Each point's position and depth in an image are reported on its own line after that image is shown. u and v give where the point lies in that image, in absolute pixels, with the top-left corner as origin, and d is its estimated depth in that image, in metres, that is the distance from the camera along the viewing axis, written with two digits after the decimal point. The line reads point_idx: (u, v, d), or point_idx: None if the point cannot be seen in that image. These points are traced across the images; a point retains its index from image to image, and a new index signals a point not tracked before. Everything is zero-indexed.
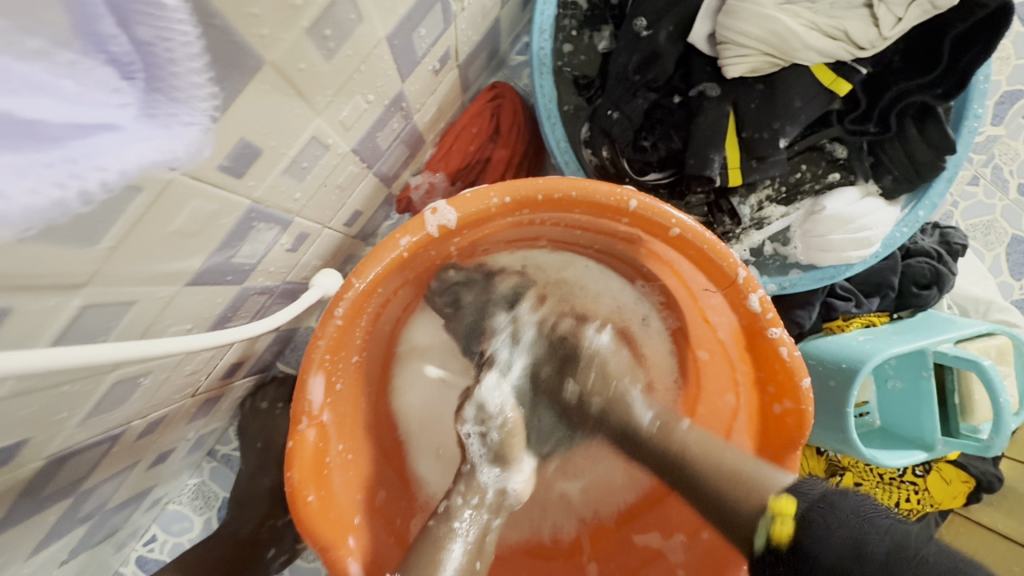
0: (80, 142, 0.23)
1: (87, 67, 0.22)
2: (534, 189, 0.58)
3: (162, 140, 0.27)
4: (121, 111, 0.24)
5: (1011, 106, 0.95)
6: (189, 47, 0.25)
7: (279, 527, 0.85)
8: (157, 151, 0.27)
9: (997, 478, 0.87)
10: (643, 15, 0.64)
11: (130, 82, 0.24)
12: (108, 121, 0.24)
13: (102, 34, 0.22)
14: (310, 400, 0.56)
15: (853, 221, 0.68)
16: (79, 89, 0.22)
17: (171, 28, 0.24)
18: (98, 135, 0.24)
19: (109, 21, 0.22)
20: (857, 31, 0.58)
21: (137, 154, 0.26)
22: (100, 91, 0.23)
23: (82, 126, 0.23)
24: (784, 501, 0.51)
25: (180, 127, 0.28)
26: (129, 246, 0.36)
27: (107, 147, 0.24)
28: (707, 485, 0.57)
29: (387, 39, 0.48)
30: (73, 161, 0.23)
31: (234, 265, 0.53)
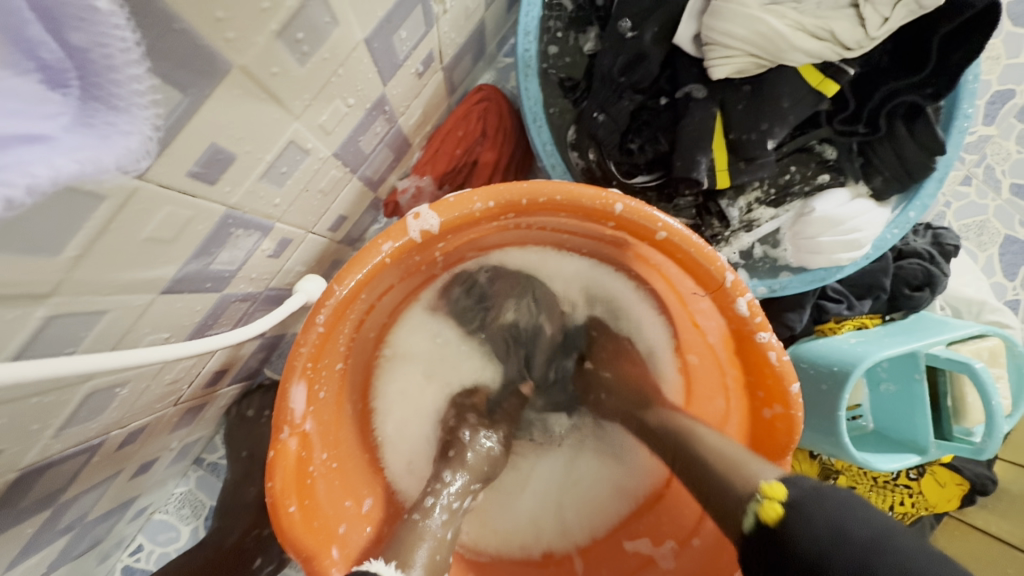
0: (3, 155, 0.21)
1: (9, 75, 0.20)
2: (519, 193, 0.57)
3: (97, 152, 0.25)
4: (51, 121, 0.22)
5: (1002, 106, 0.94)
6: (128, 53, 0.24)
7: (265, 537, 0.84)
8: (90, 165, 0.25)
9: (991, 481, 0.86)
10: (627, 15, 0.63)
11: (62, 91, 0.22)
12: (36, 132, 0.22)
13: (32, 40, 0.20)
14: (292, 409, 0.55)
15: (842, 222, 0.68)
16: (5, 99, 0.20)
17: (107, 33, 0.23)
18: (23, 147, 0.21)
19: (38, 26, 0.20)
20: (844, 32, 0.57)
21: (66, 168, 0.24)
22: (26, 101, 0.21)
23: (7, 138, 0.21)
24: (773, 485, 0.49)
25: (117, 137, 0.26)
26: (95, 255, 0.35)
27: (34, 160, 0.22)
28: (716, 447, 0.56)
29: (366, 42, 0.47)
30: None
31: (213, 272, 0.52)
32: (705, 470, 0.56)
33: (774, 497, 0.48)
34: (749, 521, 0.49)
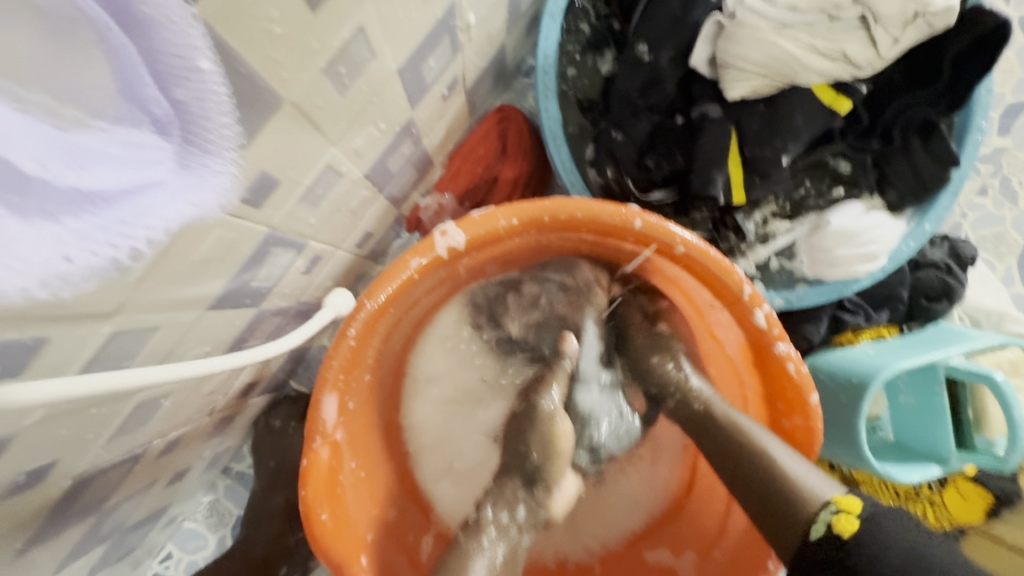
0: (129, 203, 0.23)
1: (129, 130, 0.22)
2: (541, 211, 0.60)
3: (197, 192, 0.27)
4: (162, 166, 0.24)
5: (1017, 118, 0.95)
6: (219, 104, 0.27)
7: (291, 545, 0.85)
8: (193, 205, 0.27)
9: (1019, 496, 0.84)
10: (644, 39, 0.66)
11: (169, 139, 0.24)
12: (154, 179, 0.24)
13: (147, 96, 0.22)
14: (324, 419, 0.57)
15: (858, 236, 0.69)
16: (126, 152, 0.22)
17: (204, 88, 0.25)
18: (143, 194, 0.24)
19: (152, 84, 0.22)
20: (856, 52, 0.58)
21: (178, 209, 0.26)
22: (142, 151, 0.23)
23: (132, 187, 0.23)
24: (849, 500, 0.48)
25: (211, 177, 0.28)
26: (155, 276, 0.38)
27: (154, 205, 0.24)
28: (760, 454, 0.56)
29: (398, 72, 0.50)
30: (122, 221, 0.23)
31: (252, 289, 0.54)
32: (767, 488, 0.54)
33: (851, 511, 0.47)
34: (820, 531, 0.48)
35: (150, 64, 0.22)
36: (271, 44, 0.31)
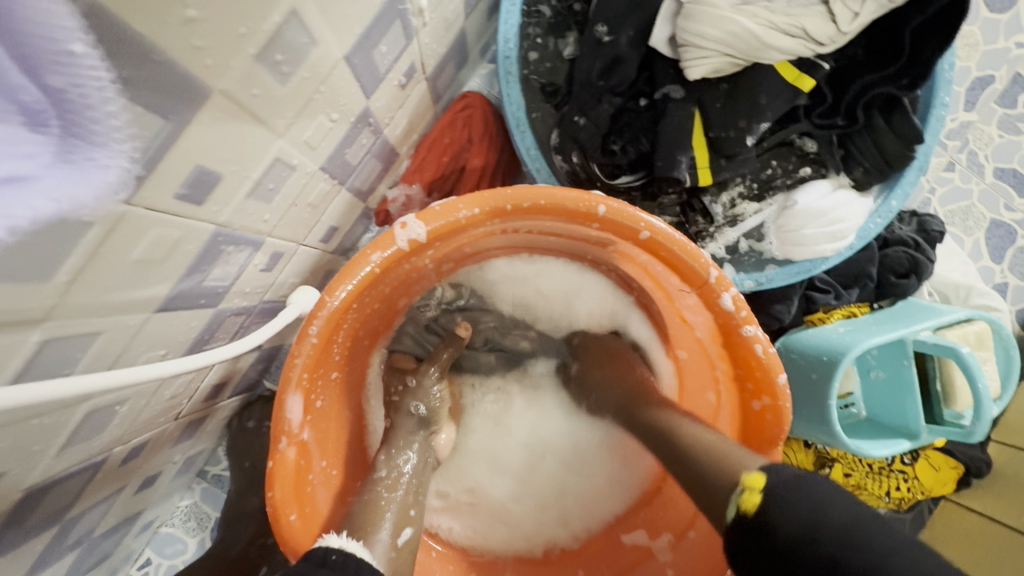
0: None
1: None
2: (503, 199, 0.59)
3: (71, 184, 0.26)
4: (30, 160, 0.23)
5: (982, 92, 0.95)
6: (100, 90, 0.25)
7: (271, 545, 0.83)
8: (63, 198, 0.26)
9: (985, 463, 0.87)
10: (603, 21, 0.65)
11: (41, 131, 0.23)
12: (18, 173, 0.23)
13: (13, 86, 0.21)
14: (289, 419, 0.56)
15: (825, 214, 0.69)
16: None
17: (83, 74, 0.24)
18: (4, 187, 0.23)
19: (19, 72, 0.21)
20: (815, 28, 0.58)
21: (43, 204, 0.25)
22: (8, 143, 0.22)
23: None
24: (756, 476, 0.48)
25: (95, 169, 0.28)
26: (87, 278, 0.36)
27: (14, 197, 0.24)
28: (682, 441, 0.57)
29: (345, 60, 0.48)
30: None
31: (206, 288, 0.53)
32: (695, 465, 0.54)
33: (755, 488, 0.47)
34: (732, 513, 0.48)
35: (14, 50, 0.21)
36: (190, 31, 0.30)
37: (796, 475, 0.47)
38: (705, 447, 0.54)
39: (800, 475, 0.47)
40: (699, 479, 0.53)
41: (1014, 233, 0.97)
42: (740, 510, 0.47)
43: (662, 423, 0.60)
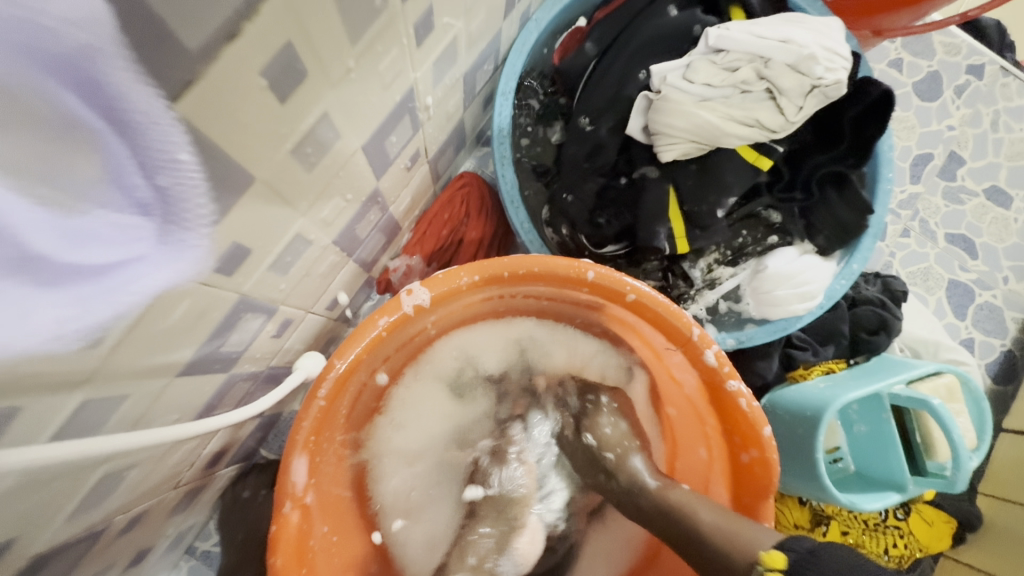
0: (115, 277, 0.29)
1: (115, 213, 0.27)
2: (500, 267, 0.64)
3: (172, 261, 0.32)
4: (144, 245, 0.29)
5: (924, 166, 1.08)
6: (197, 184, 0.31)
7: None
8: (169, 273, 0.32)
9: (975, 515, 0.88)
10: (585, 113, 0.74)
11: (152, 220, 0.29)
12: (137, 255, 0.29)
13: (132, 185, 0.27)
14: (294, 481, 0.57)
15: (794, 277, 0.75)
16: (110, 232, 0.27)
17: (183, 172, 0.30)
18: (129, 267, 0.29)
19: (137, 176, 0.27)
20: (766, 119, 0.67)
21: (160, 277, 0.31)
22: (125, 230, 0.28)
23: (116, 262, 0.28)
24: (774, 553, 0.51)
25: (189, 250, 0.33)
26: (127, 343, 0.40)
27: (137, 275, 0.30)
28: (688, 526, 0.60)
29: (360, 149, 0.55)
30: (110, 290, 0.29)
31: (222, 354, 0.56)
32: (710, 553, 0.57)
33: (776, 566, 0.50)
34: None
35: (136, 157, 0.27)
36: (243, 132, 0.35)
37: (812, 547, 0.50)
38: (728, 537, 0.56)
39: (816, 546, 0.50)
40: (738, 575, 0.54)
41: (971, 291, 1.06)
42: None
43: (669, 505, 0.64)
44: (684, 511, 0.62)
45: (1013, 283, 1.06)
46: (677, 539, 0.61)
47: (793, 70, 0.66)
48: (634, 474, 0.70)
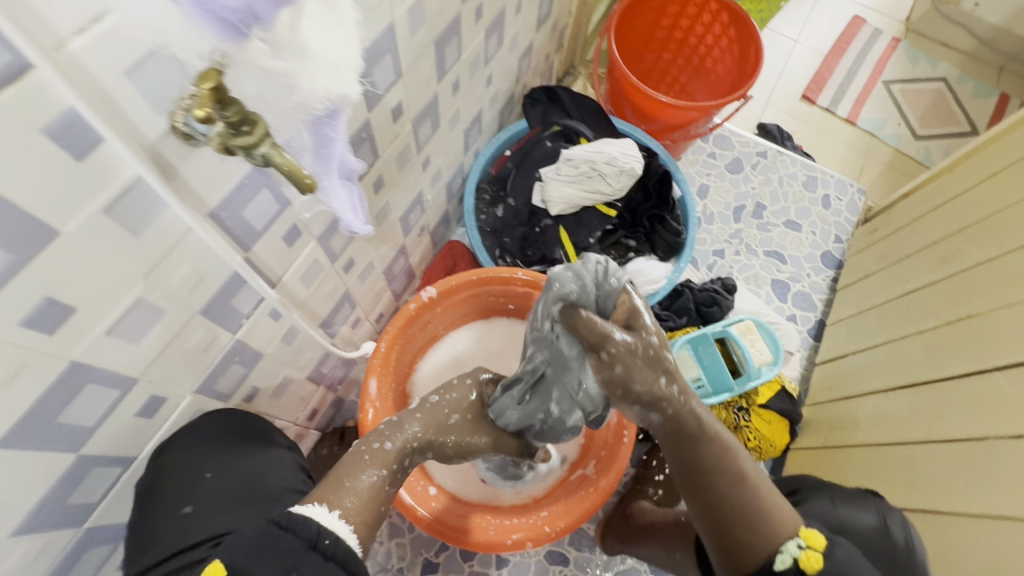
0: (349, 218, 0.72)
1: (349, 198, 0.71)
2: (470, 277, 1.21)
3: (361, 227, 0.76)
4: (356, 218, 0.73)
5: (740, 212, 1.71)
6: (360, 200, 0.75)
7: None
8: (361, 228, 0.76)
9: (799, 416, 1.36)
10: (513, 197, 1.35)
11: (355, 204, 0.73)
12: (354, 218, 0.73)
13: (351, 189, 0.71)
14: (371, 391, 1.10)
15: (643, 271, 1.32)
16: (350, 206, 0.71)
17: (356, 191, 0.73)
18: (353, 221, 0.73)
19: (350, 188, 0.71)
20: (603, 188, 1.28)
21: (360, 227, 0.75)
22: (352, 207, 0.72)
23: (351, 215, 0.72)
24: (816, 537, 0.76)
25: (364, 223, 0.77)
26: (315, 297, 0.94)
27: (355, 222, 0.73)
28: (728, 477, 0.78)
29: (398, 219, 1.14)
30: (351, 224, 0.72)
31: (332, 326, 1.09)
32: (743, 509, 0.77)
33: (816, 546, 0.75)
34: (788, 559, 0.75)
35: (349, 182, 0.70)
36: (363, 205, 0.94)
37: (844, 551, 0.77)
38: (764, 506, 0.78)
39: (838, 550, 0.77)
40: (746, 545, 0.77)
41: (785, 284, 1.62)
42: (799, 559, 0.74)
43: (718, 448, 0.79)
44: (731, 455, 0.79)
45: (813, 276, 1.63)
46: (709, 484, 0.79)
47: (609, 165, 1.26)
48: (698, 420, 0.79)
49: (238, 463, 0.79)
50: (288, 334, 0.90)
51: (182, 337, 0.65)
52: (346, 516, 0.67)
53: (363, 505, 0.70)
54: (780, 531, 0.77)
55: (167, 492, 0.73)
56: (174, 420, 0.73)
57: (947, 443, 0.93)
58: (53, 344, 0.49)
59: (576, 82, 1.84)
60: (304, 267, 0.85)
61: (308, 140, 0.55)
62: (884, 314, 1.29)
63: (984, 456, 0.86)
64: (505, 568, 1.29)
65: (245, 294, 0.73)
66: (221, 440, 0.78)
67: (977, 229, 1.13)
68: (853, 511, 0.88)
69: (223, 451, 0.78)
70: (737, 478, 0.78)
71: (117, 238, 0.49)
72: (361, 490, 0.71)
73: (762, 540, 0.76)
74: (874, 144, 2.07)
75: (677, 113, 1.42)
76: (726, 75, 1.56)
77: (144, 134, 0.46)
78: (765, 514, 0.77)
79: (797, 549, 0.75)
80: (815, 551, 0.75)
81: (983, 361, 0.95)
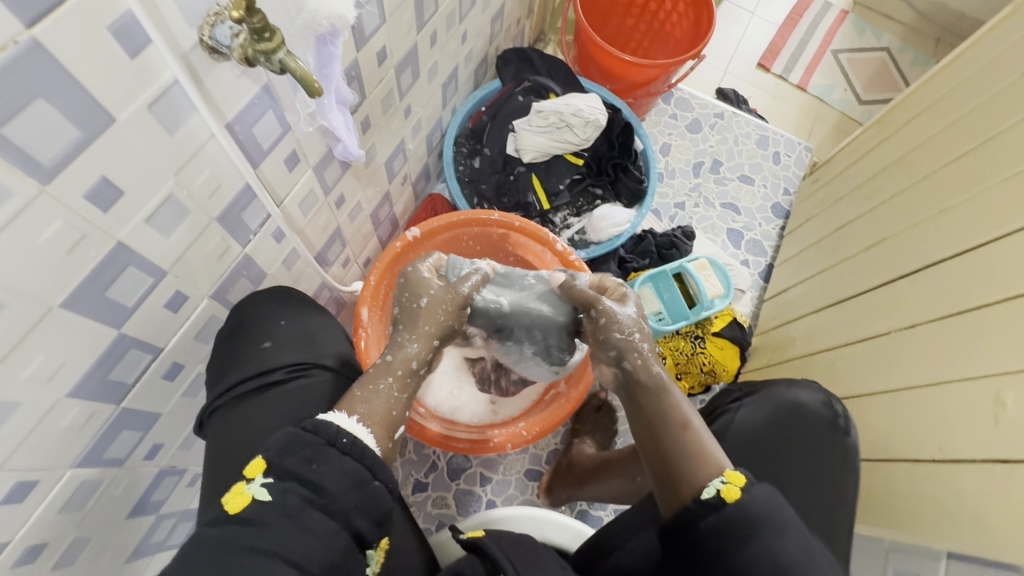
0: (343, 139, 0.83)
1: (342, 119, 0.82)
2: (452, 219, 1.32)
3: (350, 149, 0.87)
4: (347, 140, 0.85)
5: (699, 168, 1.86)
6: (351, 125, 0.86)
7: None
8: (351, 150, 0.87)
9: (747, 343, 1.52)
10: (488, 147, 1.45)
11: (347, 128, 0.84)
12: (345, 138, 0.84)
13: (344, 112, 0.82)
14: (363, 318, 1.20)
15: (608, 215, 1.45)
16: (343, 127, 0.82)
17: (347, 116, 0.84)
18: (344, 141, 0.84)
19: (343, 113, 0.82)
20: (571, 137, 1.41)
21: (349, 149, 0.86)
22: (344, 129, 0.83)
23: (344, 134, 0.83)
24: (737, 475, 0.74)
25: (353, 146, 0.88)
26: (311, 226, 1.05)
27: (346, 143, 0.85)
28: (674, 422, 0.83)
29: (383, 163, 1.24)
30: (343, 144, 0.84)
31: (325, 261, 1.19)
32: (680, 451, 0.80)
33: (735, 483, 0.74)
34: (710, 493, 0.74)
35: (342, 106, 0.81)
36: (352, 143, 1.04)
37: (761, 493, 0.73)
38: (705, 448, 0.80)
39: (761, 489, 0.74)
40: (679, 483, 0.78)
41: (739, 232, 1.78)
42: (721, 494, 0.73)
43: (665, 404, 0.85)
44: (677, 410, 0.84)
45: (764, 225, 1.79)
46: (651, 427, 0.84)
47: (576, 117, 1.39)
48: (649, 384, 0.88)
49: (299, 317, 0.99)
50: (288, 257, 1.00)
51: (202, 239, 0.75)
52: (362, 420, 0.78)
53: (381, 413, 0.81)
54: (712, 471, 0.77)
55: (246, 335, 0.91)
56: (193, 322, 0.83)
57: (863, 344, 1.09)
58: (105, 222, 0.59)
59: (547, 48, 1.95)
60: (301, 194, 0.95)
61: (311, 56, 0.66)
62: (822, 248, 1.45)
63: (891, 348, 1.02)
64: (488, 485, 1.43)
65: (253, 209, 0.83)
66: (280, 300, 0.98)
67: (894, 167, 1.29)
68: (803, 392, 1.04)
69: (288, 306, 0.98)
70: (677, 425, 0.83)
71: (155, 135, 0.60)
72: (372, 397, 0.82)
73: (692, 476, 0.77)
74: (823, 109, 2.24)
75: (638, 71, 1.54)
76: (683, 37, 1.69)
77: (180, 42, 0.56)
78: (702, 457, 0.78)
79: (719, 483, 0.74)
80: (735, 487, 0.73)
81: (891, 273, 1.11)
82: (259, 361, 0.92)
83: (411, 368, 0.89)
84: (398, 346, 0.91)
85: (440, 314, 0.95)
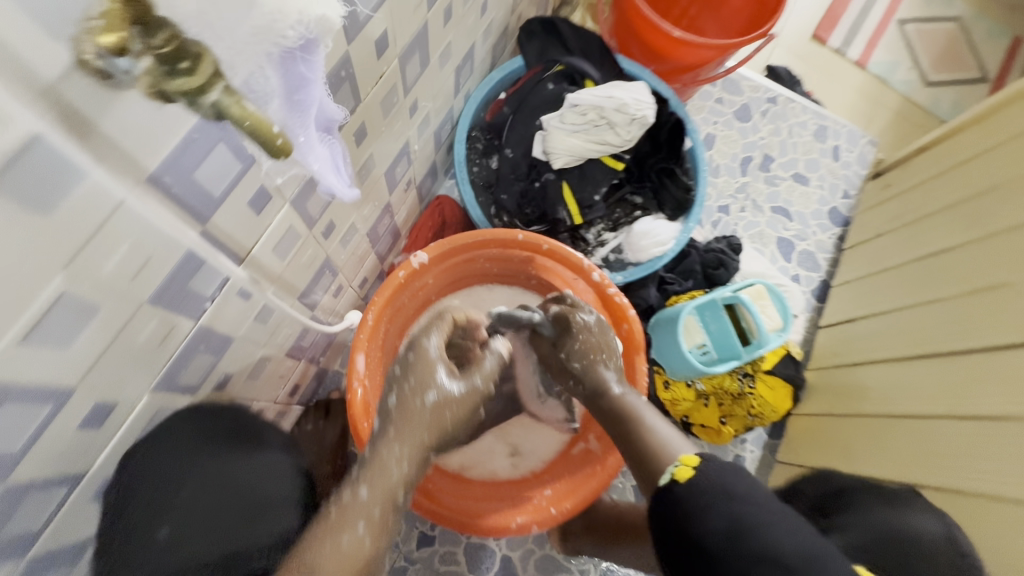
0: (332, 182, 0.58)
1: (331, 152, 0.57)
2: (465, 240, 1.09)
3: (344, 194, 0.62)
4: (339, 181, 0.60)
5: (748, 164, 1.61)
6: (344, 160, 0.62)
7: None
8: (345, 195, 0.62)
9: (800, 380, 1.32)
10: (509, 147, 1.19)
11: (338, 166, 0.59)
12: (337, 179, 0.59)
13: (334, 143, 0.58)
14: (358, 367, 0.98)
15: (650, 232, 1.21)
16: (332, 164, 0.58)
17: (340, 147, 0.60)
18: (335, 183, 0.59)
19: (332, 145, 0.58)
20: (612, 138, 1.14)
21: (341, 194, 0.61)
22: (335, 167, 0.58)
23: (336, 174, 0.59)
24: None
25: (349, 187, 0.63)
26: (291, 268, 0.81)
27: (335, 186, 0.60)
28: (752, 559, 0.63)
29: (382, 173, 0.99)
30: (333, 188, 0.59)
31: (311, 297, 0.97)
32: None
33: None
34: None
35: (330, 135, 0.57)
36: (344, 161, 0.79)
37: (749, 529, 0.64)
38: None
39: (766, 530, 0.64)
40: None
41: (791, 243, 1.55)
42: None
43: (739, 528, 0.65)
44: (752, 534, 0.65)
45: (819, 234, 1.56)
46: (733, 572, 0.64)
47: (619, 113, 1.13)
48: (699, 521, 0.68)
49: (222, 469, 0.78)
50: (261, 313, 0.78)
51: (129, 331, 0.53)
52: None
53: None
54: None
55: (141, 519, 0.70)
56: (131, 422, 0.63)
57: (973, 420, 0.90)
58: None
59: (575, 14, 1.64)
60: (274, 236, 0.71)
61: (275, 81, 0.41)
62: (903, 277, 1.23)
63: (1013, 435, 0.82)
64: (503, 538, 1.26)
65: (204, 275, 0.60)
66: (196, 445, 0.75)
67: (1004, 189, 1.06)
68: (921, 520, 0.83)
69: (204, 456, 0.76)
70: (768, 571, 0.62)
71: (15, 223, 0.37)
72: (335, 557, 0.66)
73: None
74: (884, 91, 1.95)
75: (690, 52, 1.27)
76: (742, 5, 1.40)
77: (35, 71, 0.32)
78: None
79: None
80: None
81: (1012, 334, 0.90)
82: (159, 556, 0.71)
83: (393, 506, 0.71)
84: (379, 464, 0.71)
85: (445, 419, 0.74)
